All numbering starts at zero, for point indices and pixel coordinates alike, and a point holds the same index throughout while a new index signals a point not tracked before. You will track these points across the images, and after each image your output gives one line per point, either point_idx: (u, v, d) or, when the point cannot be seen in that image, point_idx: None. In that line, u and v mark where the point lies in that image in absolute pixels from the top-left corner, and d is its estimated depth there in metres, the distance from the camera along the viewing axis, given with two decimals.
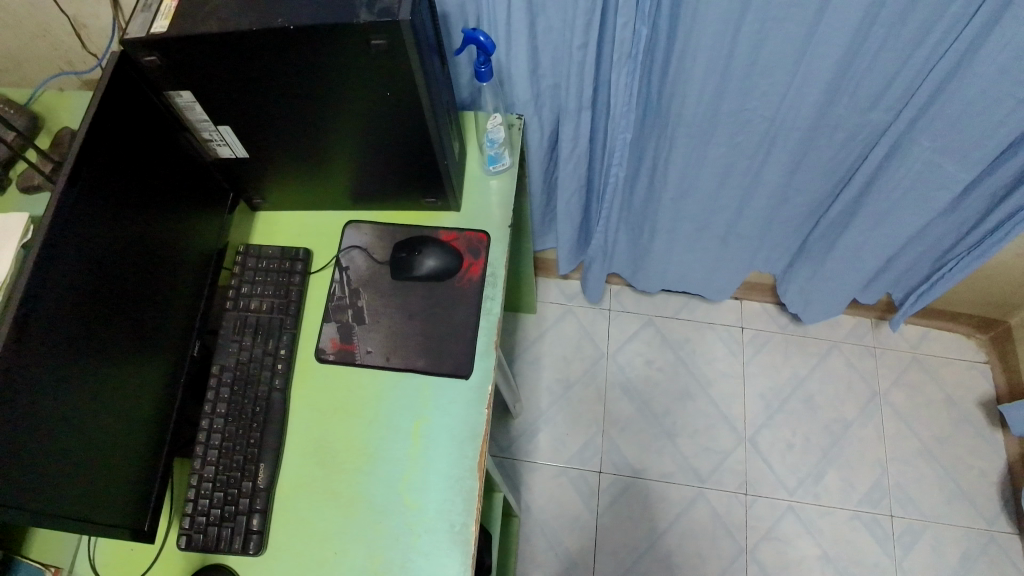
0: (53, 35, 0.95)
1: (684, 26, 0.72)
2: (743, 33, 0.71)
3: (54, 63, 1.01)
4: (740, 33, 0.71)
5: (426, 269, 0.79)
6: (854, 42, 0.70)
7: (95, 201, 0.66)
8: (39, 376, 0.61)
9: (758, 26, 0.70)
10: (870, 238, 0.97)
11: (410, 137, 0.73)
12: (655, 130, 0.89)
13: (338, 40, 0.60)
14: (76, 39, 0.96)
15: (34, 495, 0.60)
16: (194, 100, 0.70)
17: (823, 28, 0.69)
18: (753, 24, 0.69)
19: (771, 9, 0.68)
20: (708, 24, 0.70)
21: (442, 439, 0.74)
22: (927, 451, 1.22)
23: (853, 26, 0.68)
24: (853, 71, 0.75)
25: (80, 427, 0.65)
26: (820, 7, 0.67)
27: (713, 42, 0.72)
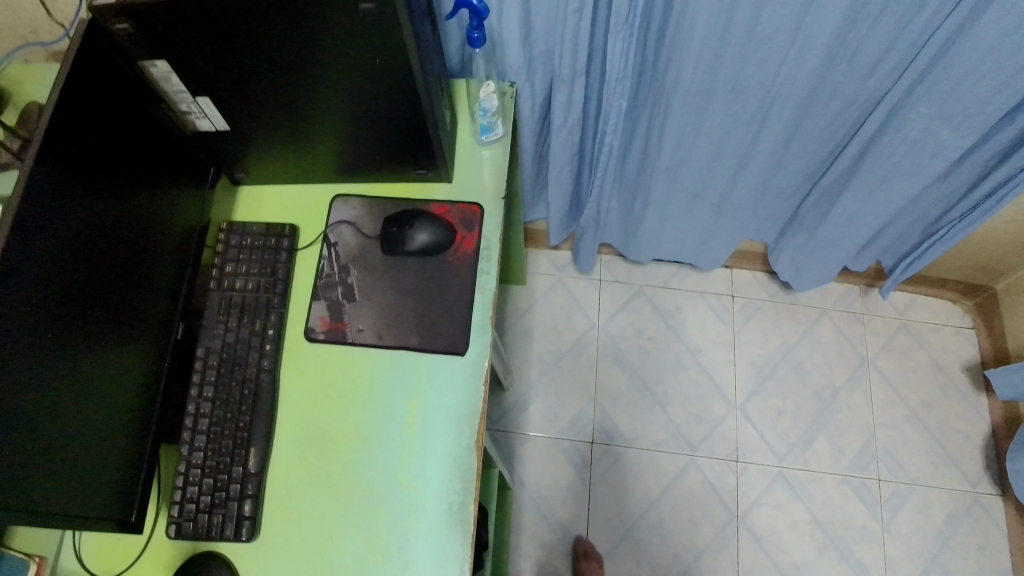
0: (15, 6, 0.89)
1: None
2: None
3: (19, 35, 0.95)
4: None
5: (417, 244, 0.77)
6: (855, 7, 0.68)
7: (66, 180, 0.63)
8: (17, 362, 0.58)
9: None
10: (864, 206, 0.96)
11: (400, 106, 0.70)
12: (649, 99, 0.87)
13: (324, 5, 0.57)
14: (41, 8, 0.90)
15: (16, 487, 0.58)
16: (170, 70, 0.66)
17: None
18: None
19: None
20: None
21: (439, 418, 0.73)
22: (914, 416, 1.23)
23: None
24: (853, 38, 0.73)
25: (62, 415, 0.63)
26: None
27: (710, 5, 0.70)
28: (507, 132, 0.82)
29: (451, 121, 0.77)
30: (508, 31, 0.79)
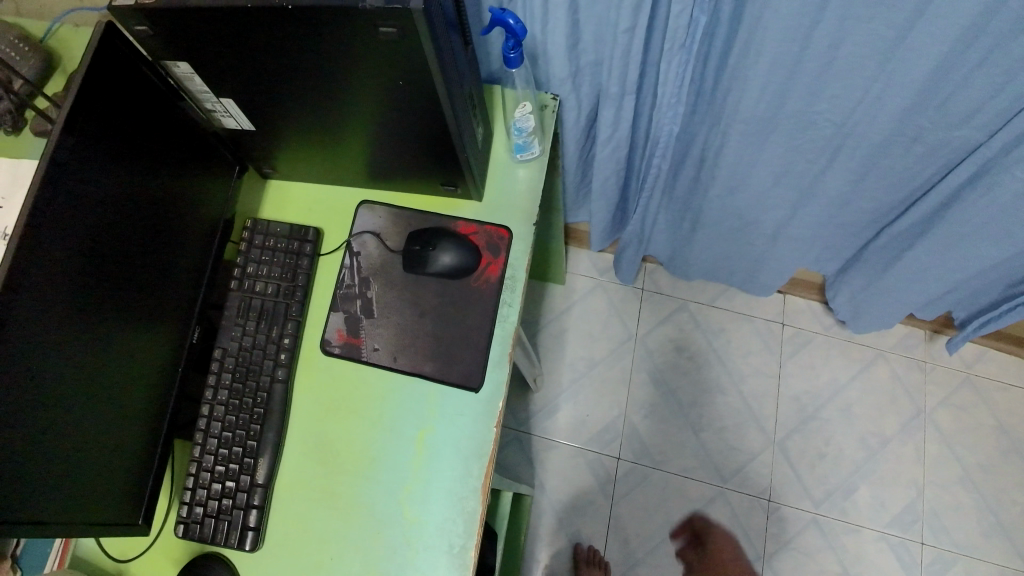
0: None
1: (751, 17, 0.63)
2: (817, 32, 0.62)
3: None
4: (818, 26, 0.61)
5: (440, 266, 0.73)
6: (952, 52, 0.60)
7: (87, 179, 0.62)
8: (32, 361, 0.58)
9: (837, 24, 0.61)
10: (940, 257, 0.87)
11: (426, 126, 0.66)
12: (706, 122, 0.81)
13: (343, 25, 0.53)
14: None
15: (28, 488, 0.59)
16: (192, 71, 0.64)
17: (917, 33, 0.59)
18: (831, 22, 0.60)
19: (855, 6, 0.58)
20: (780, 15, 0.61)
21: (446, 452, 0.69)
22: (969, 479, 1.14)
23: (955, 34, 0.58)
24: (948, 82, 0.64)
25: (75, 417, 0.63)
26: (917, 10, 0.57)
27: (782, 36, 0.63)
28: (543, 152, 0.77)
29: (484, 140, 0.73)
30: (554, 38, 0.74)
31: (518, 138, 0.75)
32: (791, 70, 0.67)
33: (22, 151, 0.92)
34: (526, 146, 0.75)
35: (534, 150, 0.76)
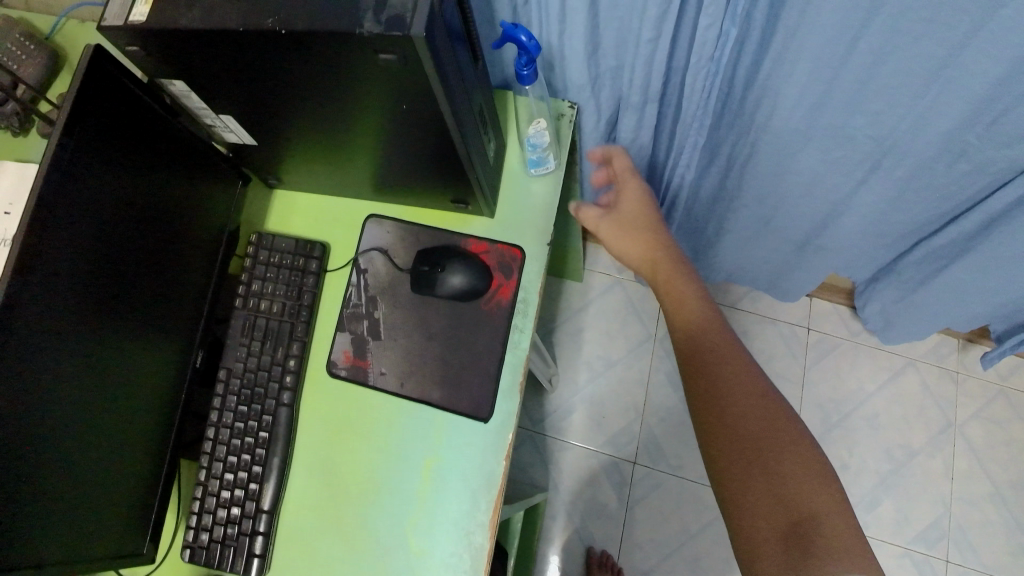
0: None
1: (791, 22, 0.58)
2: (862, 44, 0.57)
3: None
4: (860, 41, 0.57)
5: (449, 288, 0.70)
6: (1011, 73, 0.55)
7: (86, 206, 0.59)
8: (37, 399, 0.57)
9: (884, 37, 0.56)
10: (981, 274, 0.84)
11: (433, 146, 0.62)
12: (734, 132, 0.76)
13: (341, 50, 0.49)
14: None
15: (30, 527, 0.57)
16: (188, 89, 0.61)
17: (973, 50, 0.54)
18: (878, 36, 0.56)
19: (906, 18, 0.53)
20: (822, 22, 0.56)
21: (455, 484, 0.67)
22: (997, 496, 1.12)
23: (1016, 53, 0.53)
24: (1001, 104, 0.59)
25: (77, 452, 0.61)
26: (975, 27, 0.52)
27: (823, 49, 0.59)
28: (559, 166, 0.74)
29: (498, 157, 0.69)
30: (572, 47, 0.70)
31: (532, 152, 0.72)
32: (828, 85, 0.63)
33: (26, 153, 0.90)
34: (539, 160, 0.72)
35: (548, 164, 0.72)
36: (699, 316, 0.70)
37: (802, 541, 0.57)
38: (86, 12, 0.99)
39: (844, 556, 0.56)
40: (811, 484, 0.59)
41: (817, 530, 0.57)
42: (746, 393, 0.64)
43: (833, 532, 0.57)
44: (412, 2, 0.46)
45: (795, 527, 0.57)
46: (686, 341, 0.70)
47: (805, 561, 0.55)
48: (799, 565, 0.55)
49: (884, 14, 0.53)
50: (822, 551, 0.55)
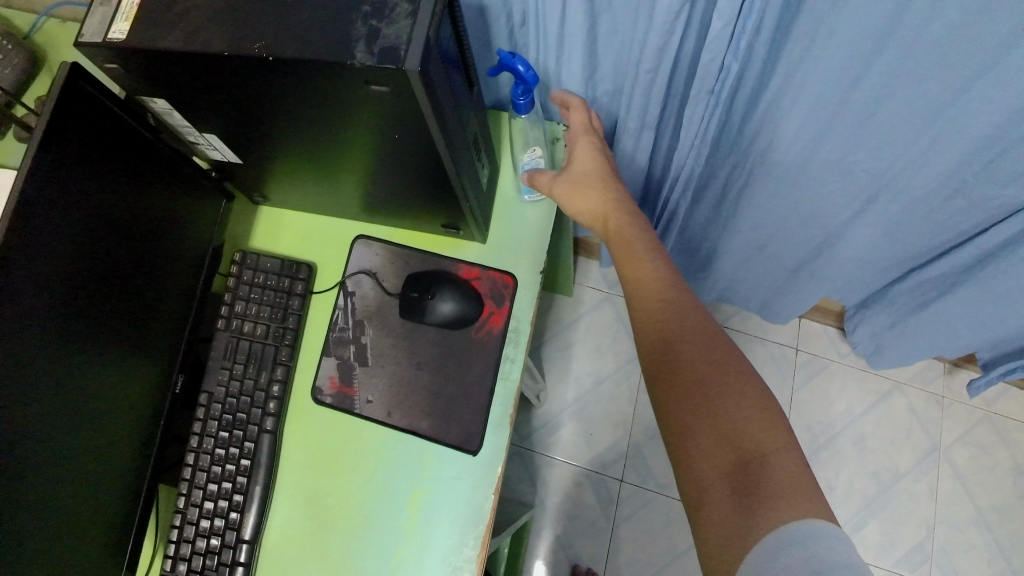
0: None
1: (798, 48, 0.57)
2: (870, 74, 0.56)
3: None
4: (868, 72, 0.56)
5: (439, 315, 0.68)
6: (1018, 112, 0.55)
7: (67, 229, 0.57)
8: (10, 436, 0.54)
9: (894, 67, 0.55)
10: (973, 305, 0.84)
11: (425, 174, 0.60)
12: (731, 159, 0.76)
13: (332, 78, 0.47)
14: None
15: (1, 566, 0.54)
16: (171, 108, 0.59)
17: (983, 85, 0.53)
18: (888, 66, 0.55)
19: (915, 51, 0.53)
20: (833, 48, 0.55)
21: (441, 517, 0.65)
22: (982, 521, 1.12)
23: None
24: (1004, 143, 0.59)
25: (51, 487, 0.58)
26: (986, 65, 0.52)
27: (832, 75, 0.58)
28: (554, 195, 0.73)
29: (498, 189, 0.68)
30: (570, 67, 0.70)
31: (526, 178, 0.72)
32: (833, 112, 0.62)
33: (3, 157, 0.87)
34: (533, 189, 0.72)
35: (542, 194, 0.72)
36: (645, 258, 0.62)
37: (751, 485, 0.49)
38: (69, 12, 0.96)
39: (797, 501, 0.48)
40: (764, 430, 0.52)
41: (768, 475, 0.50)
42: (691, 337, 0.57)
43: (785, 474, 0.50)
44: (406, 30, 0.45)
45: (744, 472, 0.50)
46: (635, 288, 0.62)
47: (755, 511, 0.48)
48: (746, 514, 0.48)
49: (894, 44, 0.53)
50: (772, 498, 0.48)
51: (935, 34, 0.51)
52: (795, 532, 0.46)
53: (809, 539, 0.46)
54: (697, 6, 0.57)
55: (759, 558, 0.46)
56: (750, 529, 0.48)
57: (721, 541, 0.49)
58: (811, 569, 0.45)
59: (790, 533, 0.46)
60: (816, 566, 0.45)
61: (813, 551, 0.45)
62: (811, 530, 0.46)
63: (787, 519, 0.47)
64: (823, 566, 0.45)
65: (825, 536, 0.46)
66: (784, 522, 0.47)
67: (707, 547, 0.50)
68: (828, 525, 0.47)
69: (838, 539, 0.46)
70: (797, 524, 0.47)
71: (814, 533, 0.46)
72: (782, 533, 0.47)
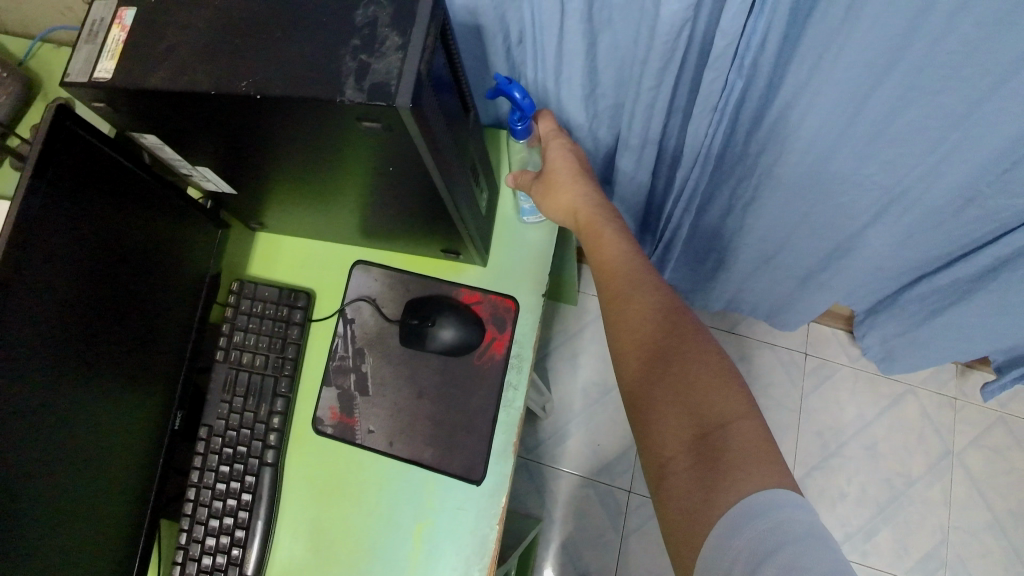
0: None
1: (811, 56, 0.56)
2: (887, 82, 0.55)
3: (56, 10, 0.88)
4: (885, 80, 0.55)
5: (440, 342, 0.67)
6: None
7: (60, 269, 0.55)
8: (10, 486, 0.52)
9: (912, 75, 0.54)
10: (988, 313, 0.84)
11: (422, 202, 0.59)
12: (736, 170, 0.75)
13: (322, 115, 0.46)
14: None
15: None
16: (161, 143, 0.57)
17: (1005, 92, 0.52)
18: (906, 74, 0.54)
19: (935, 57, 0.52)
20: (851, 57, 0.54)
21: (445, 549, 0.64)
22: (997, 524, 1.11)
23: None
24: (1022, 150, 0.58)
25: (52, 532, 0.57)
26: (1007, 73, 0.51)
27: (847, 82, 0.57)
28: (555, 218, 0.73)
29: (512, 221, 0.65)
30: (570, 87, 0.68)
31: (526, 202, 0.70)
32: (848, 120, 0.61)
33: None
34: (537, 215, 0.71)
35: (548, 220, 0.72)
36: (610, 238, 0.62)
37: (713, 457, 0.47)
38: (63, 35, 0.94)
39: (757, 469, 0.46)
40: (725, 398, 0.50)
41: (730, 445, 0.48)
42: (650, 315, 0.56)
43: (746, 441, 0.48)
44: (396, 65, 0.43)
45: (705, 445, 0.48)
46: (600, 271, 0.61)
47: (716, 483, 0.46)
48: (707, 487, 0.46)
49: (912, 51, 0.52)
50: (732, 467, 0.46)
51: (956, 38, 0.50)
52: (756, 502, 0.44)
53: (772, 509, 0.44)
54: (701, 20, 0.55)
55: (719, 533, 0.44)
56: (710, 501, 0.46)
57: (684, 517, 0.47)
58: (771, 543, 0.42)
59: (750, 503, 0.44)
60: (779, 539, 0.42)
61: (773, 521, 0.43)
62: (772, 498, 0.44)
63: (747, 489, 0.45)
64: (787, 537, 0.42)
65: (788, 506, 0.44)
66: (743, 492, 0.45)
67: (671, 525, 0.48)
68: (789, 492, 0.44)
69: (801, 508, 0.44)
70: (757, 494, 0.44)
71: (776, 502, 0.44)
72: (741, 503, 0.45)
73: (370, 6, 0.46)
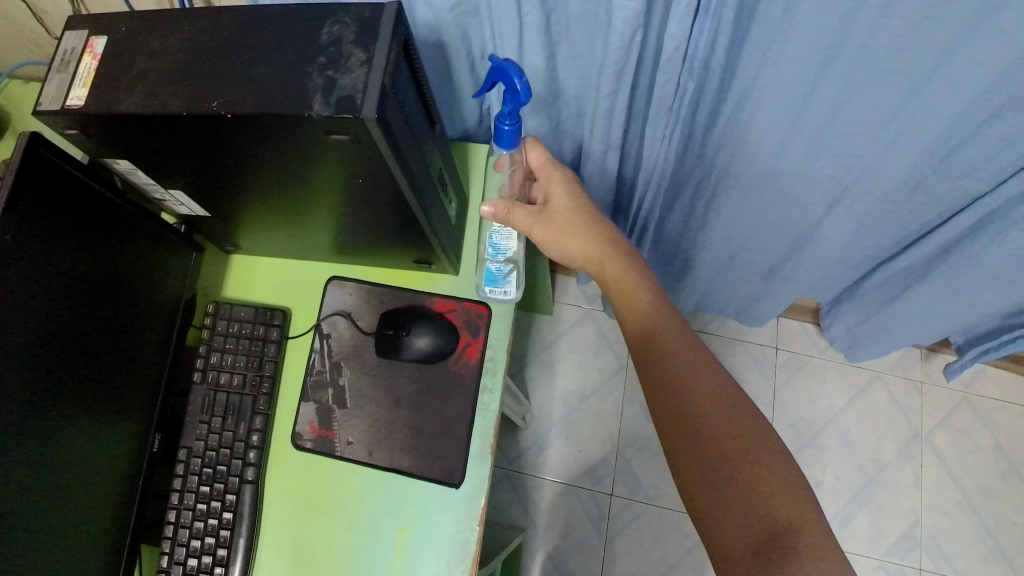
0: (7, 11, 0.83)
1: (755, 56, 0.59)
2: (828, 77, 0.59)
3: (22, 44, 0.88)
4: (825, 76, 0.59)
5: (415, 350, 0.68)
6: (972, 105, 0.58)
7: (35, 300, 0.56)
8: None
9: (851, 69, 0.58)
10: (942, 296, 0.88)
11: (393, 214, 0.60)
12: (697, 172, 0.78)
13: (291, 131, 0.47)
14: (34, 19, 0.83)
15: None
16: (135, 167, 0.58)
17: (937, 81, 0.57)
18: (845, 68, 0.58)
19: (869, 52, 0.56)
20: (792, 56, 0.57)
21: (428, 554, 0.65)
22: (967, 502, 1.15)
23: (973, 87, 0.56)
24: (959, 134, 0.62)
25: (31, 556, 0.57)
26: (938, 63, 0.55)
27: (790, 80, 0.60)
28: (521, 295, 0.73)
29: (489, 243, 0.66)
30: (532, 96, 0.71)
31: (491, 262, 0.72)
32: (794, 117, 0.65)
33: None
34: (500, 287, 0.72)
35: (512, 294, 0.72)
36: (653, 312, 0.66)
37: (779, 550, 0.51)
38: (33, 70, 0.94)
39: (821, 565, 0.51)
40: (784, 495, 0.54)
41: (796, 543, 0.52)
42: (709, 403, 0.59)
43: (809, 539, 0.52)
44: (362, 80, 0.45)
45: (770, 539, 0.52)
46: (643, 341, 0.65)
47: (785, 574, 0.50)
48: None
49: (848, 47, 0.56)
50: (799, 560, 0.50)
51: (889, 32, 0.53)
52: None
53: None
54: (651, 27, 0.58)
55: None
56: None
57: None
58: None
59: None
60: None
61: None
62: None
63: None
64: None
65: None
66: None
67: None
68: None
69: None
70: None
71: None
72: None
73: (336, 24, 0.48)
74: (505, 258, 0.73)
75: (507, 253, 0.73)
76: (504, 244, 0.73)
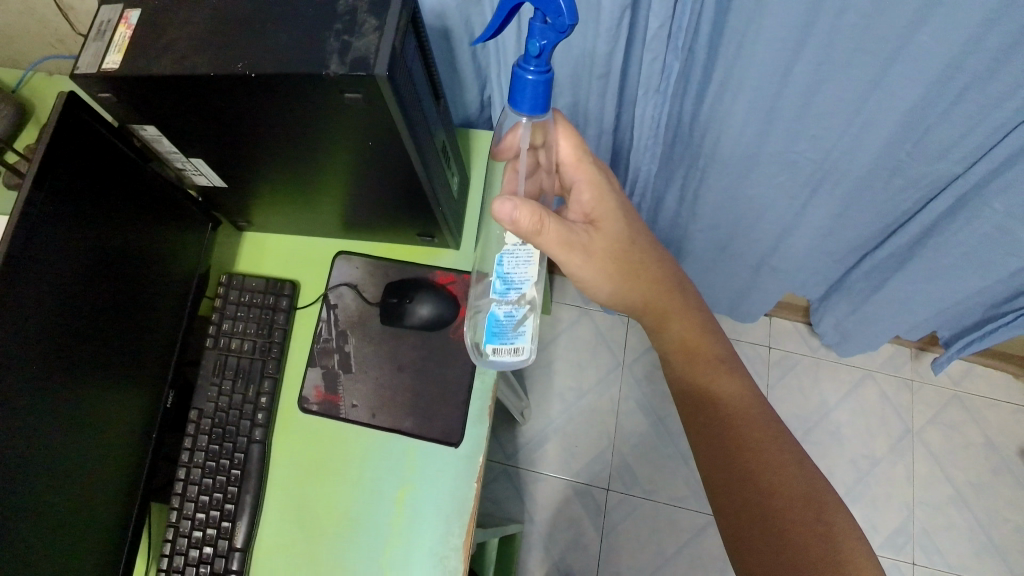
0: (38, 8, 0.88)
1: (736, 37, 0.64)
2: (804, 59, 0.64)
3: (46, 41, 0.95)
4: (802, 58, 0.64)
5: (418, 318, 0.73)
6: (939, 84, 0.63)
7: (65, 252, 0.60)
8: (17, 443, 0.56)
9: (824, 49, 0.62)
10: (925, 283, 0.91)
11: (399, 183, 0.64)
12: (686, 160, 0.83)
13: (310, 93, 0.52)
14: (64, 19, 0.89)
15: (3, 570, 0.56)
16: (160, 134, 0.62)
17: (904, 61, 0.61)
18: (819, 47, 0.62)
19: (841, 33, 0.60)
20: (769, 37, 0.62)
21: (428, 510, 0.67)
22: (960, 498, 1.16)
23: (937, 65, 0.60)
24: (929, 115, 0.67)
25: (54, 494, 0.60)
26: (903, 43, 0.60)
27: (770, 61, 0.65)
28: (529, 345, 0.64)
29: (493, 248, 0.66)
30: None
31: (500, 305, 0.62)
32: (775, 100, 0.69)
33: None
34: (508, 341, 0.62)
35: (520, 348, 0.63)
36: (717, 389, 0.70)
37: None
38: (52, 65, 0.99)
39: None
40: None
41: None
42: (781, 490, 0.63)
43: None
44: (374, 43, 0.49)
45: None
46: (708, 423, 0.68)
47: None
48: None
49: (820, 30, 0.60)
50: None
51: (856, 12, 0.58)
52: None
53: None
54: (639, 9, 0.63)
55: None
56: None
57: None
58: None
59: None
60: None
61: None
62: None
63: None
64: None
65: None
66: None
67: None
68: None
69: None
70: None
71: None
72: None
73: None
74: (517, 296, 0.62)
75: (521, 290, 0.62)
76: (517, 277, 0.62)
